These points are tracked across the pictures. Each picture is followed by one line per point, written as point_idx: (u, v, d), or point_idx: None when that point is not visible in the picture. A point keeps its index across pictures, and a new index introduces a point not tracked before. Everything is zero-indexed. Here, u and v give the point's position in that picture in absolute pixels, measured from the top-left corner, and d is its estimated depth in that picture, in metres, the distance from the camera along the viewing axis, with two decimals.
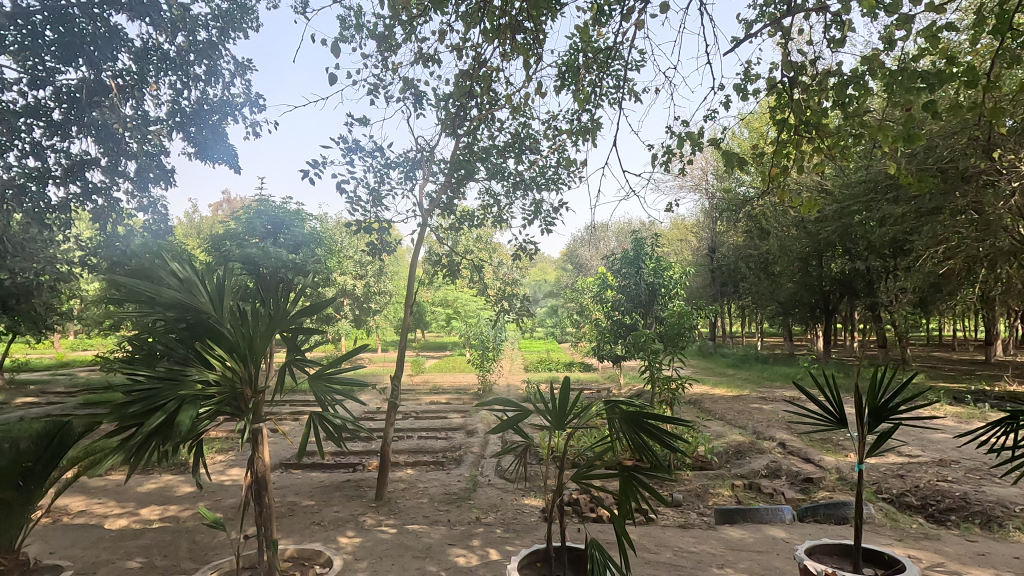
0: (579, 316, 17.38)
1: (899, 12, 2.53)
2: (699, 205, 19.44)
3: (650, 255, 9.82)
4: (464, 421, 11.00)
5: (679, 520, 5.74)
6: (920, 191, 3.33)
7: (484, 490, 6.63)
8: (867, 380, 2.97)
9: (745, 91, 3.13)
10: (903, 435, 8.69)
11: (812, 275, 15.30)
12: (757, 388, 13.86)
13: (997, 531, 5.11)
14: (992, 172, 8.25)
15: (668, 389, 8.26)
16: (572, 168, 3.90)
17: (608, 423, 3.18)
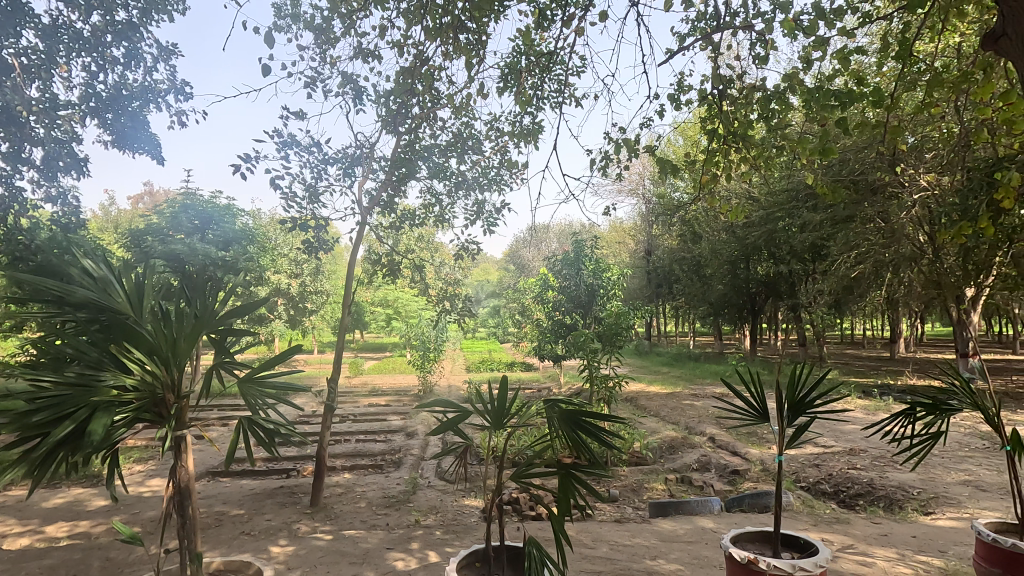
0: (520, 316, 17.57)
1: (815, 34, 2.73)
2: (637, 209, 20.10)
3: (590, 256, 10.07)
4: (404, 423, 10.87)
5: (615, 515, 5.91)
6: (835, 201, 3.59)
7: (425, 492, 6.56)
8: (787, 376, 3.16)
9: (678, 101, 3.27)
10: (819, 427, 9.34)
11: (740, 277, 16.16)
12: (689, 385, 14.47)
13: (898, 513, 5.59)
14: (896, 185, 9.03)
15: (606, 387, 8.51)
16: (513, 170, 3.94)
17: (548, 422, 3.23)
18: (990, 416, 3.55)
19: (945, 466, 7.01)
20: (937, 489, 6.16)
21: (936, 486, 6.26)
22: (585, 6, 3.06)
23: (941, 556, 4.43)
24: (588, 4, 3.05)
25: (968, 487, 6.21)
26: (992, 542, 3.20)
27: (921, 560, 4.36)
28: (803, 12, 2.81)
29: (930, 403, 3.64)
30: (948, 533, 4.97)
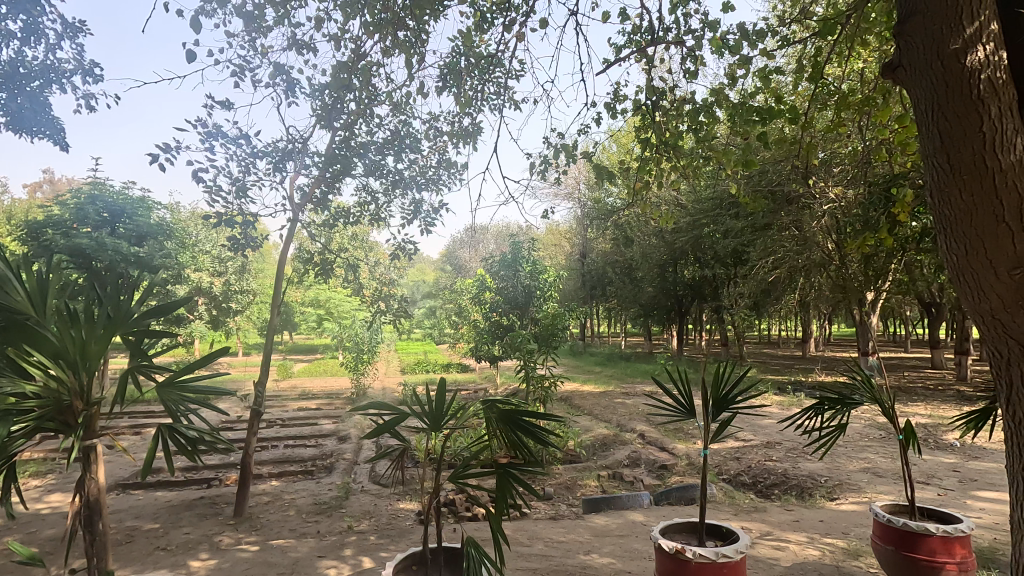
0: (457, 317, 17.53)
1: (740, 53, 2.92)
2: (572, 213, 20.56)
3: (527, 259, 10.22)
4: (336, 427, 10.55)
5: (550, 512, 6.02)
6: (755, 210, 3.83)
7: (358, 497, 6.41)
8: (713, 375, 3.35)
9: (614, 110, 3.39)
10: (739, 421, 9.94)
11: (669, 280, 16.91)
12: (620, 384, 14.96)
13: (808, 500, 6.05)
14: (808, 197, 9.76)
15: (541, 387, 8.68)
16: (452, 169, 3.94)
17: (486, 422, 3.25)
18: (887, 408, 3.92)
19: (848, 455, 7.66)
20: (841, 476, 6.73)
21: (840, 473, 6.83)
22: (525, 12, 3.11)
23: (844, 538, 4.84)
24: (529, 11, 3.11)
25: (866, 474, 6.82)
26: (887, 522, 3.55)
27: (827, 542, 4.74)
28: (729, 31, 2.99)
29: (836, 398, 3.99)
30: (850, 517, 5.43)
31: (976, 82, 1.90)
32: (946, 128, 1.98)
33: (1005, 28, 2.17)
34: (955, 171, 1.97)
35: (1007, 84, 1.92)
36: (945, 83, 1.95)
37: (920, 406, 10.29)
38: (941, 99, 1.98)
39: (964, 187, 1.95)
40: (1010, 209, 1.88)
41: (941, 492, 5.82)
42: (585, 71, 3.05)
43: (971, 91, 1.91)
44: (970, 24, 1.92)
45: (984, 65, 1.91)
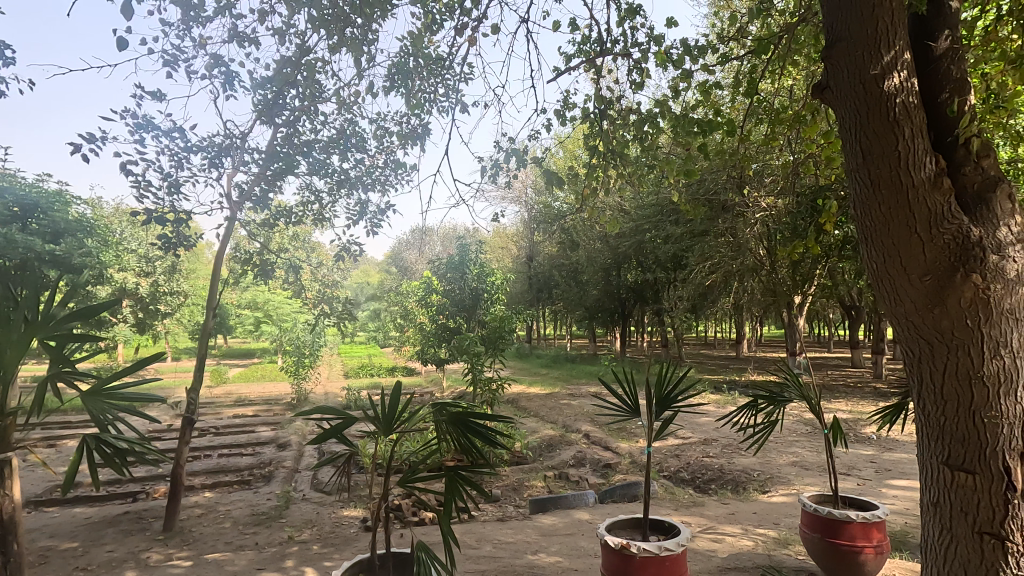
0: (403, 320, 17.28)
1: (683, 67, 3.08)
2: (519, 217, 20.74)
3: (474, 261, 10.24)
4: (275, 434, 10.16)
5: (497, 514, 6.05)
6: (695, 217, 4.01)
7: (299, 506, 6.20)
8: (656, 375, 3.49)
9: (563, 117, 3.46)
10: (679, 420, 10.32)
11: (612, 283, 17.33)
12: (566, 385, 15.19)
13: (742, 493, 6.37)
14: (742, 206, 10.29)
15: (489, 390, 8.71)
16: (400, 169, 3.90)
17: (436, 425, 3.25)
18: (814, 405, 4.20)
19: (778, 449, 8.11)
20: (772, 470, 7.13)
21: (771, 467, 7.24)
22: (477, 17, 3.14)
23: (775, 528, 5.14)
24: (481, 16, 3.13)
25: (794, 467, 7.26)
26: (813, 511, 3.80)
27: (760, 533, 5.01)
28: (673, 46, 3.15)
29: (769, 396, 4.23)
30: (780, 508, 5.77)
31: (892, 104, 2.10)
32: (867, 146, 2.16)
33: (916, 57, 2.39)
34: (876, 185, 2.15)
35: (918, 108, 2.12)
36: (868, 104, 2.13)
37: (842, 402, 11.04)
38: (863, 118, 2.15)
39: (882, 200, 2.14)
40: (920, 220, 2.08)
41: (860, 481, 6.28)
42: (535, 77, 3.11)
43: (888, 114, 2.10)
44: (886, 52, 2.11)
45: (899, 90, 2.11)
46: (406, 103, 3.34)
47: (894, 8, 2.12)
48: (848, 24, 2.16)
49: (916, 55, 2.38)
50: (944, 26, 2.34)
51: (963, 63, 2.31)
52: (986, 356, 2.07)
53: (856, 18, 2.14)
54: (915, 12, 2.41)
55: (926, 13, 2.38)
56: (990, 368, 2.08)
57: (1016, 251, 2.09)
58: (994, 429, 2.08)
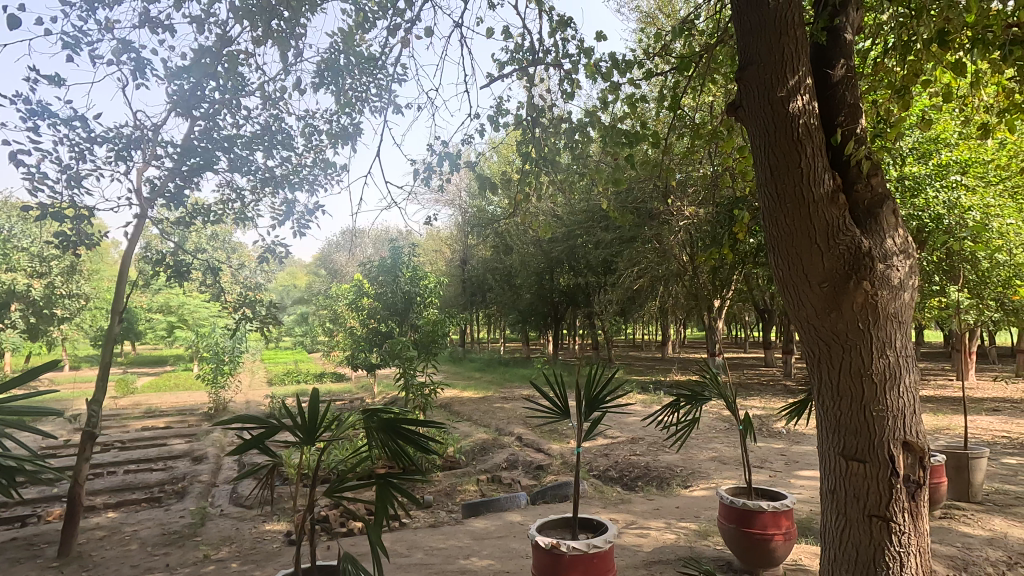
0: (333, 324, 16.76)
1: (611, 80, 3.25)
2: (453, 220, 20.66)
3: (406, 264, 10.12)
4: (190, 447, 9.52)
5: (429, 521, 6.00)
6: (624, 225, 4.16)
7: (216, 522, 5.85)
8: (586, 377, 3.59)
9: (496, 123, 3.50)
10: (607, 420, 10.64)
11: (545, 287, 17.61)
12: (499, 389, 15.24)
13: (666, 489, 6.67)
14: (667, 213, 10.79)
15: (421, 395, 8.61)
16: (329, 169, 3.78)
17: (365, 432, 3.18)
18: (731, 402, 4.47)
19: (699, 446, 8.55)
20: (694, 465, 7.51)
21: (693, 463, 7.62)
22: (410, 18, 3.12)
23: (696, 521, 5.42)
24: (414, 18, 3.11)
25: (714, 462, 7.68)
26: (730, 503, 4.03)
27: (681, 526, 5.27)
28: (602, 59, 3.30)
29: (690, 395, 4.46)
30: (701, 501, 6.09)
31: (796, 125, 2.29)
32: (774, 163, 2.34)
33: (817, 82, 2.61)
34: (781, 198, 2.34)
35: (819, 129, 2.33)
36: (775, 124, 2.32)
37: (756, 399, 11.81)
38: (772, 136, 2.33)
39: (788, 212, 2.33)
40: (820, 232, 2.27)
41: (772, 473, 6.75)
42: (470, 82, 3.13)
43: (792, 134, 2.29)
44: (792, 77, 2.31)
45: (803, 112, 2.30)
46: (336, 101, 3.25)
47: (798, 37, 2.31)
48: (759, 49, 2.33)
49: (817, 81, 2.61)
50: (841, 54, 2.57)
51: (856, 90, 2.55)
52: (875, 354, 2.30)
53: (765, 43, 2.32)
54: (816, 41, 2.64)
55: (824, 42, 2.62)
56: (877, 366, 2.30)
57: (899, 262, 2.34)
58: (881, 421, 2.30)
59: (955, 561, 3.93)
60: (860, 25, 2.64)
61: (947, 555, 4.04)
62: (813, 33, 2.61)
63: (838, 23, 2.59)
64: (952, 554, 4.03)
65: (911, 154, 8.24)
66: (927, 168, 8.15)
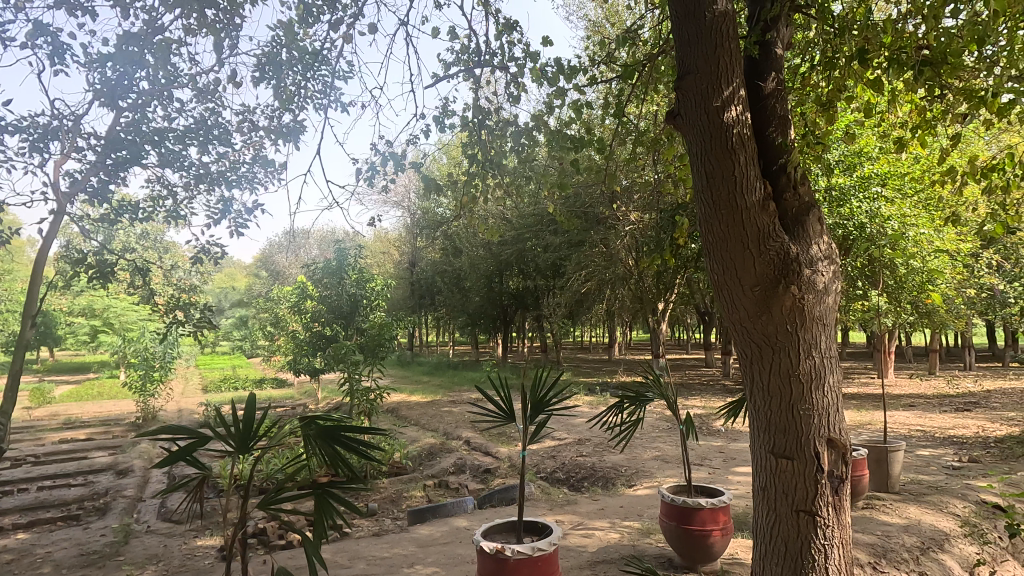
0: (274, 327, 16.14)
1: (556, 85, 3.29)
2: (402, 221, 20.35)
3: (353, 266, 9.86)
4: (114, 459, 8.92)
5: (372, 530, 5.86)
6: (570, 229, 4.21)
7: (141, 540, 5.49)
8: (532, 379, 3.58)
9: (442, 124, 3.46)
10: (555, 422, 10.73)
11: (495, 290, 17.60)
12: (447, 393, 15.11)
13: (611, 489, 6.79)
14: (614, 219, 11.02)
15: (367, 400, 8.41)
16: (269, 167, 3.63)
17: (302, 440, 3.05)
18: (671, 402, 4.59)
19: (642, 445, 8.76)
20: (638, 464, 7.68)
21: (637, 462, 7.80)
22: (353, 13, 3.05)
23: (639, 519, 5.53)
24: (357, 13, 3.05)
25: (657, 460, 7.88)
26: (670, 501, 4.13)
27: (625, 525, 5.37)
28: (547, 64, 3.35)
29: (634, 396, 4.54)
30: (644, 500, 6.24)
31: (730, 134, 2.37)
32: (710, 171, 2.42)
33: (749, 94, 2.71)
34: (716, 206, 2.42)
35: (751, 139, 2.42)
36: (711, 133, 2.39)
37: (697, 399, 12.23)
38: (708, 143, 2.40)
39: (722, 219, 2.40)
40: (751, 238, 2.36)
41: (711, 470, 6.99)
42: (416, 81, 3.09)
43: (726, 143, 2.37)
44: (726, 88, 2.38)
45: (736, 123, 2.39)
46: (277, 96, 3.13)
47: (732, 50, 2.40)
48: (696, 59, 2.40)
49: (749, 92, 2.71)
50: (771, 69, 2.68)
51: (784, 103, 2.67)
52: (801, 356, 2.40)
53: (701, 54, 2.39)
54: (749, 54, 2.74)
55: (757, 55, 2.72)
56: (804, 366, 2.41)
57: (824, 267, 2.46)
58: (807, 420, 2.41)
59: (876, 549, 4.17)
60: (789, 41, 2.77)
61: (868, 542, 4.28)
62: (746, 46, 2.71)
63: (769, 38, 2.70)
64: (873, 542, 4.27)
65: (838, 166, 8.73)
66: (851, 180, 8.59)
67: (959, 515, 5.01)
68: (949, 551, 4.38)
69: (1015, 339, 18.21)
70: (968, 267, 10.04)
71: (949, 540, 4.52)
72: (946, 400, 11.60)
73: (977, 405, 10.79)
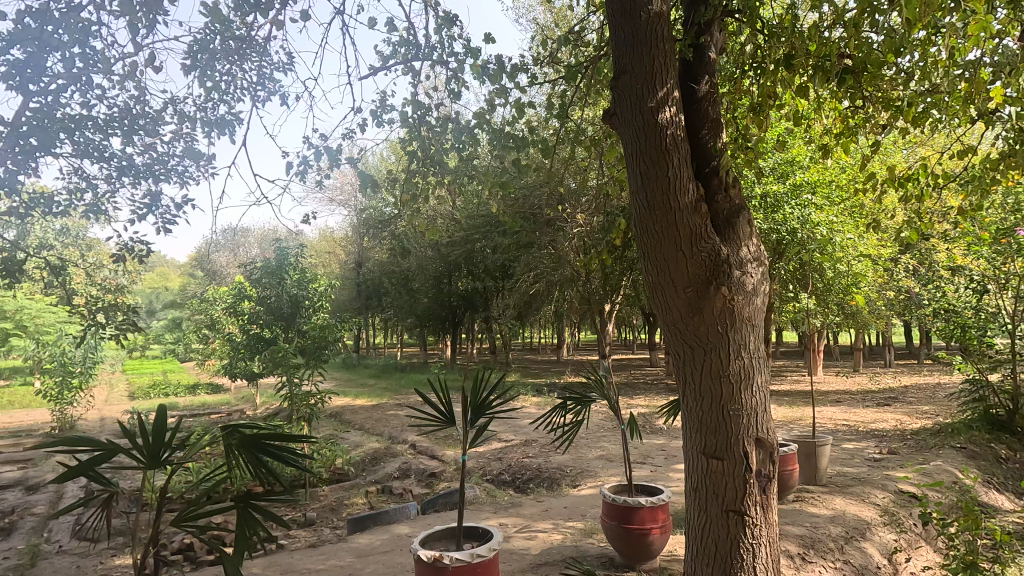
0: (209, 329, 15.28)
1: (498, 83, 3.24)
2: (348, 220, 19.77)
3: (294, 265, 9.45)
4: (24, 474, 8.17)
5: (309, 541, 5.60)
6: (514, 230, 4.15)
7: (50, 561, 5.03)
8: (472, 381, 3.47)
9: (380, 119, 3.32)
10: (502, 424, 10.67)
11: (444, 291, 17.36)
12: (394, 396, 14.78)
13: (556, 490, 6.79)
14: (562, 221, 11.06)
15: (307, 405, 8.07)
16: (198, 160, 3.37)
17: (224, 451, 2.83)
18: (613, 402, 4.61)
19: (588, 445, 8.83)
20: (583, 464, 7.73)
21: (582, 462, 7.85)
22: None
23: (582, 519, 5.54)
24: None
25: (601, 460, 7.95)
26: (612, 501, 4.14)
27: (568, 526, 5.36)
28: (489, 61, 3.29)
29: (577, 397, 4.53)
30: (587, 499, 6.27)
31: (666, 135, 2.37)
32: (645, 172, 2.41)
33: (683, 96, 2.73)
34: (651, 206, 2.41)
35: (684, 141, 2.43)
36: (647, 134, 2.39)
37: (640, 399, 12.37)
38: (647, 143, 2.39)
39: (658, 220, 2.40)
40: (684, 240, 2.37)
41: (652, 468, 7.12)
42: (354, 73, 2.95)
43: (661, 144, 2.37)
44: (661, 89, 2.38)
45: (670, 124, 2.39)
46: (207, 84, 2.92)
47: (666, 51, 2.39)
48: (632, 59, 2.38)
49: (683, 94, 2.73)
50: (705, 71, 2.71)
51: (717, 106, 2.70)
52: (731, 356, 2.43)
53: (637, 54, 2.38)
54: (683, 56, 2.75)
55: (691, 58, 2.74)
56: (733, 367, 2.43)
57: (753, 269, 2.50)
58: (737, 420, 2.44)
59: (805, 539, 4.31)
60: (722, 45, 2.81)
61: (798, 534, 4.43)
62: (680, 48, 2.72)
63: (703, 41, 2.72)
64: (802, 533, 4.42)
65: (772, 174, 9.09)
66: (784, 187, 8.96)
67: (879, 504, 5.28)
68: (870, 539, 4.61)
69: (928, 338, 19.62)
70: (887, 271, 10.74)
71: (870, 528, 4.77)
72: (869, 396, 12.31)
73: (895, 400, 11.51)
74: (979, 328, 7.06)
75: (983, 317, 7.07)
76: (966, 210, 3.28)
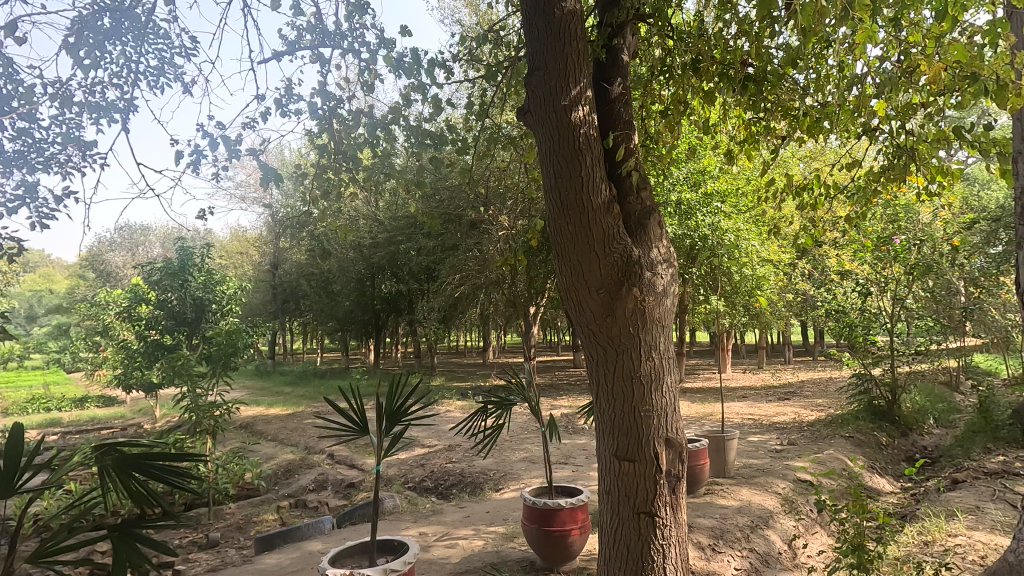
0: (101, 336, 13.81)
1: (414, 78, 3.12)
2: (263, 219, 18.63)
3: (198, 266, 8.70)
4: None
5: (209, 565, 5.14)
6: (433, 230, 4.00)
7: None
8: (387, 386, 3.27)
9: (285, 108, 3.09)
10: (425, 429, 10.41)
11: (366, 294, 16.73)
12: (311, 403, 14.06)
13: (478, 495, 6.68)
14: (488, 223, 10.98)
15: (211, 417, 7.44)
16: (74, 145, 2.96)
17: (97, 475, 2.43)
18: (534, 406, 4.56)
19: (512, 448, 8.79)
20: (506, 467, 7.67)
21: (506, 465, 7.79)
22: None
23: (504, 523, 5.47)
24: None
25: (525, 462, 7.94)
26: (532, 504, 4.07)
27: (489, 531, 5.27)
28: (404, 54, 3.15)
29: (497, 401, 4.44)
30: (509, 503, 6.22)
31: (580, 135, 2.34)
32: (559, 172, 2.36)
33: (596, 96, 2.73)
34: (564, 206, 2.37)
35: (597, 141, 2.41)
36: (561, 133, 2.34)
37: (564, 399, 12.53)
38: (561, 142, 2.34)
39: (572, 222, 2.36)
40: (597, 240, 2.35)
41: (574, 468, 7.19)
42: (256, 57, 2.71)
43: (575, 143, 2.34)
44: (575, 88, 2.35)
45: (583, 123, 2.36)
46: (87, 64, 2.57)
47: (580, 49, 2.37)
48: (547, 57, 2.34)
49: (597, 95, 2.73)
50: (618, 74, 2.72)
51: (629, 108, 2.71)
52: (642, 357, 2.44)
53: (552, 51, 2.33)
54: (596, 58, 2.75)
55: (605, 60, 2.75)
56: (644, 368, 2.45)
57: (662, 270, 2.52)
58: (647, 420, 2.45)
59: (715, 531, 4.48)
60: (634, 48, 2.84)
61: (709, 526, 4.59)
62: (593, 50, 2.72)
63: (615, 44, 2.74)
64: (712, 524, 4.58)
65: (686, 183, 9.47)
66: (697, 196, 9.37)
67: (781, 493, 5.61)
68: (772, 527, 4.88)
69: (821, 338, 21.35)
70: (787, 275, 11.56)
71: (773, 516, 5.04)
72: (771, 392, 13.19)
73: (794, 394, 12.40)
74: (864, 328, 7.60)
75: (867, 317, 7.64)
76: (851, 220, 3.51)
